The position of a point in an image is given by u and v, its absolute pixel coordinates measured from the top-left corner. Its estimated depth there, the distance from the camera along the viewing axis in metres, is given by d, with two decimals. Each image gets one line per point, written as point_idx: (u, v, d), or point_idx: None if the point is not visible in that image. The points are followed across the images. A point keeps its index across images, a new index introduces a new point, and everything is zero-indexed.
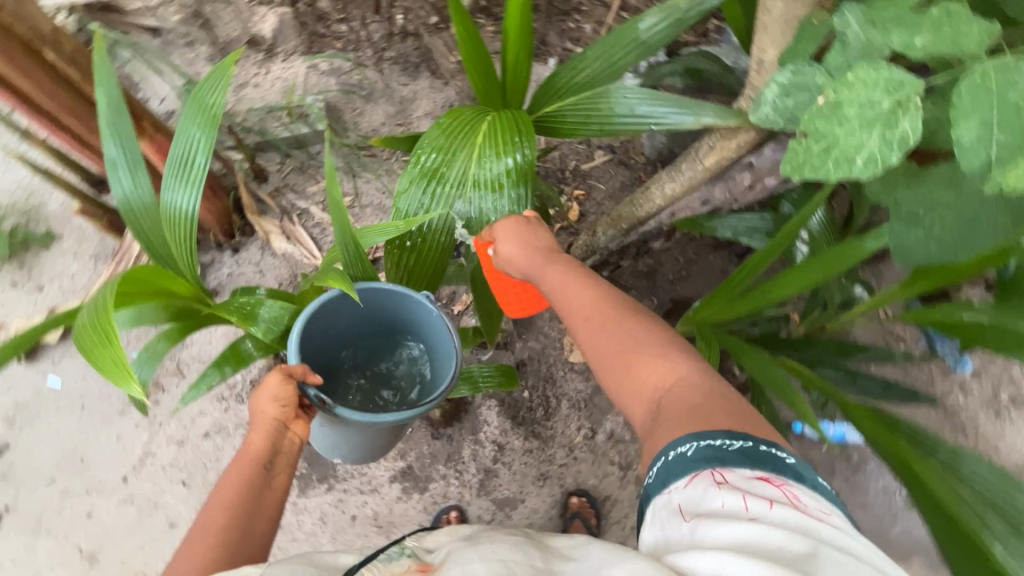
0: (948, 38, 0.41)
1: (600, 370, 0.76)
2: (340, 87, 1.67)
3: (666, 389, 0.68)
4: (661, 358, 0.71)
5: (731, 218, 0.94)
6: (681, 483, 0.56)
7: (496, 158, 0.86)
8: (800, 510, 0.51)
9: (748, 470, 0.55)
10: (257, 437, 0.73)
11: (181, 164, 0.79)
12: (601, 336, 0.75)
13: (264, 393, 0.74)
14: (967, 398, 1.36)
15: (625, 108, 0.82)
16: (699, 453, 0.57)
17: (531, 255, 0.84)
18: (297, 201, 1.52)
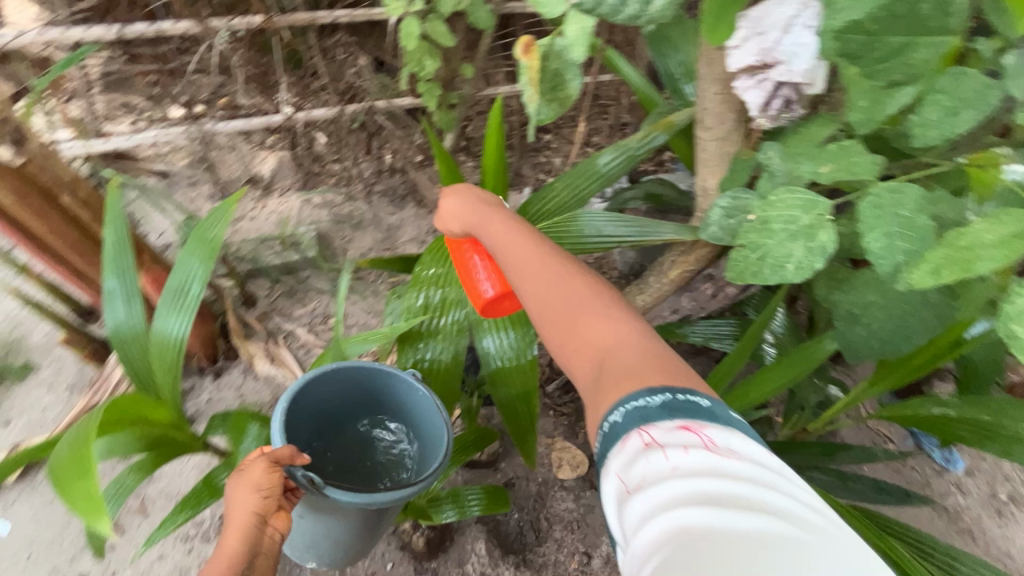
0: (847, 167, 0.53)
1: (544, 330, 0.68)
2: (331, 217, 1.79)
3: (615, 347, 0.61)
4: (615, 318, 0.64)
5: (700, 325, 0.98)
6: (616, 449, 0.51)
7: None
8: (718, 448, 0.47)
9: (669, 422, 0.50)
10: (233, 542, 0.68)
11: (176, 294, 0.82)
12: (546, 292, 0.67)
13: (244, 485, 0.70)
14: (966, 498, 1.33)
15: (592, 230, 0.90)
16: (629, 415, 0.52)
17: (474, 212, 0.77)
18: (284, 323, 1.57)
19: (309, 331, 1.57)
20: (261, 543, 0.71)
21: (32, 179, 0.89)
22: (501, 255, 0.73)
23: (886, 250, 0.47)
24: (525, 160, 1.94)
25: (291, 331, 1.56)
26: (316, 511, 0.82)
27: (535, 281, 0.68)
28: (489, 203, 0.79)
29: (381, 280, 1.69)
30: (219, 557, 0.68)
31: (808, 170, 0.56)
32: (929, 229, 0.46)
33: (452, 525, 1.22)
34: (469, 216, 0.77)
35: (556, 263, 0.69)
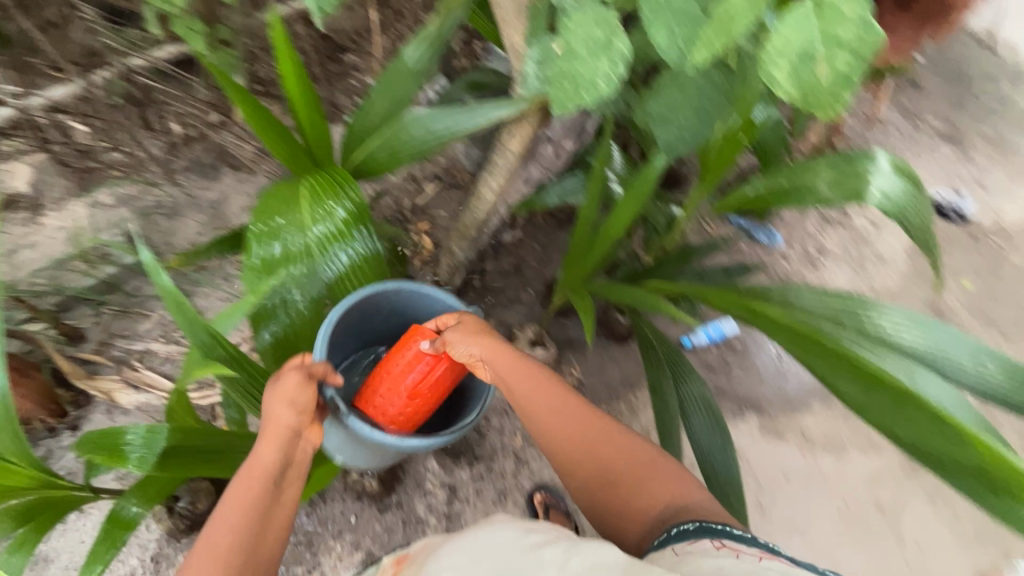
0: None
1: (545, 439, 0.84)
2: (136, 213, 1.53)
3: (669, 504, 0.74)
4: (653, 469, 0.78)
5: (554, 187, 1.04)
6: (685, 544, 0.64)
7: (322, 220, 0.84)
8: (780, 560, 0.57)
9: (747, 547, 0.60)
10: (269, 449, 0.74)
11: None
12: (537, 392, 0.84)
13: (280, 396, 0.78)
14: (789, 263, 1.66)
15: (425, 129, 0.88)
16: (696, 527, 0.66)
17: (478, 345, 0.86)
18: (132, 344, 1.38)
19: (167, 342, 1.39)
20: (290, 452, 0.77)
21: None
22: (510, 393, 0.85)
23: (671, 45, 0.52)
24: (335, 86, 1.77)
25: (145, 349, 1.38)
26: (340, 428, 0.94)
27: (536, 392, 0.84)
28: (487, 334, 0.89)
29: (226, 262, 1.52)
30: (254, 462, 0.73)
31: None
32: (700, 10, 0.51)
33: (399, 457, 1.25)
34: (476, 343, 0.86)
35: (586, 415, 0.83)
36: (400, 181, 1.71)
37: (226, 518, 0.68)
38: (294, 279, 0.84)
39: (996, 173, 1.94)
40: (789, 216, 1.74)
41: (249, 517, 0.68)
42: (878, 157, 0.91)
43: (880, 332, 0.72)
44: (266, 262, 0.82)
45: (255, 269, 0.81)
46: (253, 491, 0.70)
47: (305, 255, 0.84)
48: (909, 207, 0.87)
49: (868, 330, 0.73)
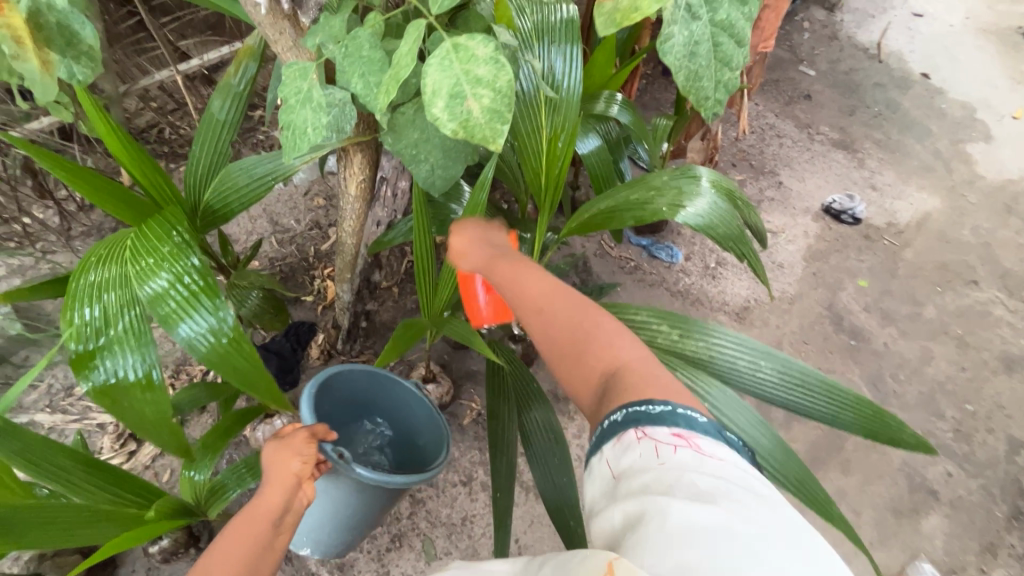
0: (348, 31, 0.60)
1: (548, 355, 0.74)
2: (28, 283, 1.52)
3: (618, 368, 0.65)
4: (610, 343, 0.69)
5: (401, 224, 1.06)
6: (610, 444, 0.54)
7: (156, 270, 0.77)
8: (704, 449, 0.49)
9: (666, 430, 0.51)
10: (279, 492, 0.75)
11: None
12: (536, 282, 0.77)
13: (288, 449, 0.80)
14: (690, 277, 1.69)
15: (251, 173, 0.90)
16: (625, 415, 0.55)
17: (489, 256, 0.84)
18: (15, 417, 1.34)
19: (51, 412, 1.35)
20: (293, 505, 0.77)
21: None
22: (518, 297, 0.77)
23: None
24: None
25: (29, 420, 1.34)
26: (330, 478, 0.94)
27: (535, 297, 0.75)
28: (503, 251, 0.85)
29: None
30: (260, 505, 0.73)
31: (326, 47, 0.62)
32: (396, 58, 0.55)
33: None
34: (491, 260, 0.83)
35: (559, 305, 0.73)
36: (304, 229, 1.73)
37: (230, 559, 0.67)
38: (124, 334, 0.75)
39: (887, 174, 2.02)
40: (688, 232, 1.79)
41: (251, 564, 0.68)
42: (698, 176, 0.97)
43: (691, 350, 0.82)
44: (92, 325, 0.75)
45: (87, 330, 0.75)
46: (259, 531, 0.71)
47: (133, 308, 0.77)
48: (716, 222, 0.92)
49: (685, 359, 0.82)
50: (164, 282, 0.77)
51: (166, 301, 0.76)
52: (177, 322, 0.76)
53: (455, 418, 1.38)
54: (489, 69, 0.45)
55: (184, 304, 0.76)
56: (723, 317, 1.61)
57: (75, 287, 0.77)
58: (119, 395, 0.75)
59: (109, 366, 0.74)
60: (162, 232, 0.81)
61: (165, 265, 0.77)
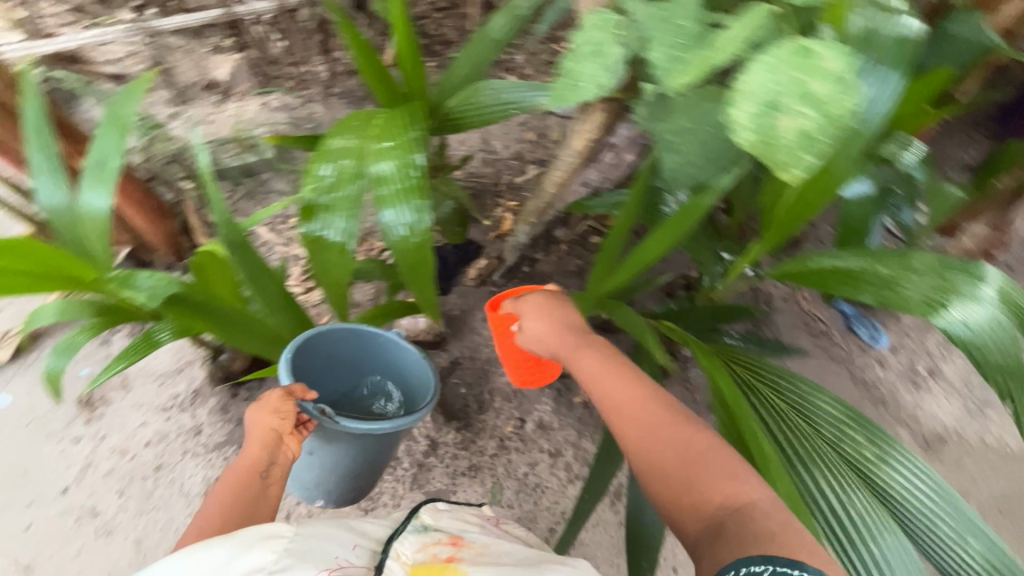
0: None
1: (646, 469, 0.72)
2: (289, 121, 1.83)
3: (744, 508, 0.62)
4: (719, 466, 0.67)
5: (605, 195, 1.01)
6: None
7: (389, 155, 0.87)
8: None
9: None
10: (256, 445, 0.83)
11: (98, 168, 0.88)
12: (644, 416, 0.74)
13: (263, 408, 0.85)
14: (886, 371, 1.42)
15: (494, 97, 0.93)
16: (772, 572, 0.53)
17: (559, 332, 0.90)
18: (246, 223, 1.64)
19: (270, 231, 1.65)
20: (275, 456, 0.84)
21: None
22: (604, 402, 0.79)
23: None
24: None
25: (254, 230, 1.64)
26: (326, 438, 0.96)
27: (636, 419, 0.75)
28: (575, 324, 0.92)
29: None
30: (245, 459, 0.83)
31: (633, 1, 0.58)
32: None
33: None
34: (561, 337, 0.89)
35: (659, 416, 0.73)
36: (507, 157, 1.79)
37: (215, 507, 0.78)
38: (344, 200, 0.87)
39: None
40: (908, 321, 1.49)
41: (238, 508, 0.78)
42: (983, 279, 0.78)
43: (867, 476, 0.76)
44: (326, 183, 0.87)
45: (319, 183, 0.87)
46: (245, 475, 0.80)
47: (359, 180, 0.88)
48: (993, 348, 0.75)
49: (865, 472, 0.76)
50: (391, 169, 0.87)
51: (387, 184, 0.87)
52: (387, 205, 0.87)
53: (567, 391, 1.38)
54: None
55: (401, 195, 0.87)
56: (904, 434, 1.33)
57: (324, 145, 0.89)
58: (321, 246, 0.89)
59: (323, 221, 0.88)
60: (402, 122, 0.91)
61: (397, 152, 0.87)
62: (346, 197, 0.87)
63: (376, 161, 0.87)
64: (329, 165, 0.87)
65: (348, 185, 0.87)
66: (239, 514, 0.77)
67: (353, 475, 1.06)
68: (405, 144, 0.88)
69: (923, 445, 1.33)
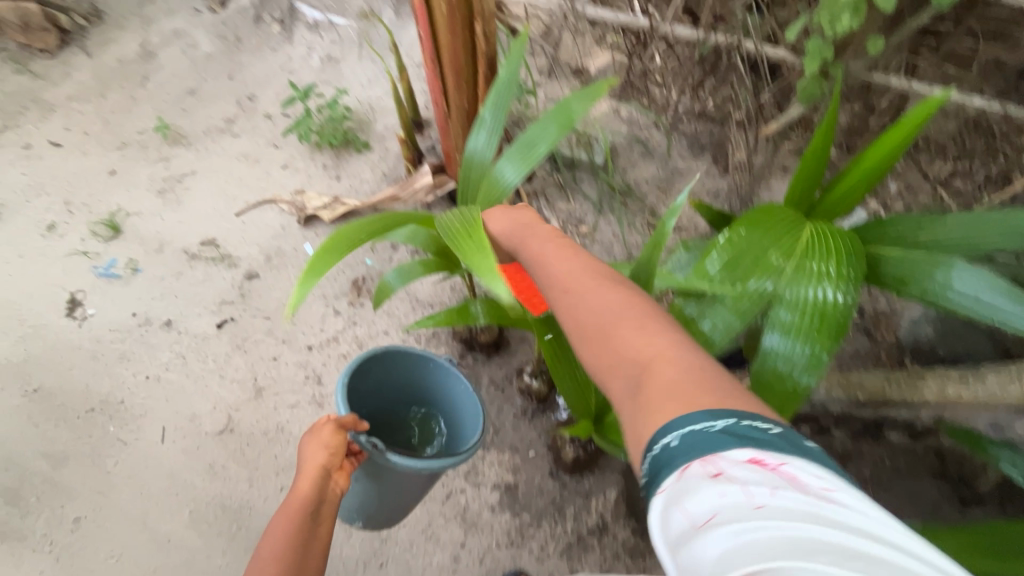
0: None
1: (580, 349, 0.66)
2: (628, 135, 1.82)
3: (649, 365, 0.57)
4: (650, 327, 0.61)
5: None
6: (673, 477, 0.45)
7: (813, 280, 0.76)
8: (808, 490, 0.39)
9: (741, 452, 0.43)
10: (307, 483, 0.87)
11: (524, 147, 0.91)
12: (582, 307, 0.66)
13: (315, 442, 0.89)
14: None
15: (969, 289, 0.73)
16: (685, 438, 0.46)
17: (515, 234, 0.80)
18: (545, 208, 1.69)
19: (560, 226, 1.67)
20: (324, 491, 0.88)
21: None
22: (544, 281, 0.73)
23: None
24: None
25: (547, 218, 1.68)
26: (371, 475, 0.99)
27: (567, 298, 0.68)
28: (532, 225, 0.81)
29: (641, 215, 1.69)
30: (295, 496, 0.87)
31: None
32: None
33: (600, 459, 1.27)
34: (514, 235, 0.80)
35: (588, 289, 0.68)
36: None
37: (275, 540, 0.84)
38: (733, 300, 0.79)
39: None
40: None
41: (291, 546, 0.83)
42: None
43: None
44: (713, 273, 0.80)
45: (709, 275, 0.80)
46: (296, 520, 0.85)
47: (758, 284, 0.78)
48: None
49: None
50: (807, 300, 0.76)
51: (792, 310, 0.76)
52: (773, 328, 0.77)
53: None
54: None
55: (799, 329, 0.75)
56: None
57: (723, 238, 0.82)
58: (685, 322, 0.81)
59: (701, 310, 0.81)
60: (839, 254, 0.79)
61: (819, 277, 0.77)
62: (737, 295, 0.79)
63: (798, 285, 0.77)
64: (717, 262, 0.81)
65: (752, 287, 0.78)
66: (291, 556, 0.83)
67: (394, 506, 1.08)
68: (822, 275, 0.77)
69: None
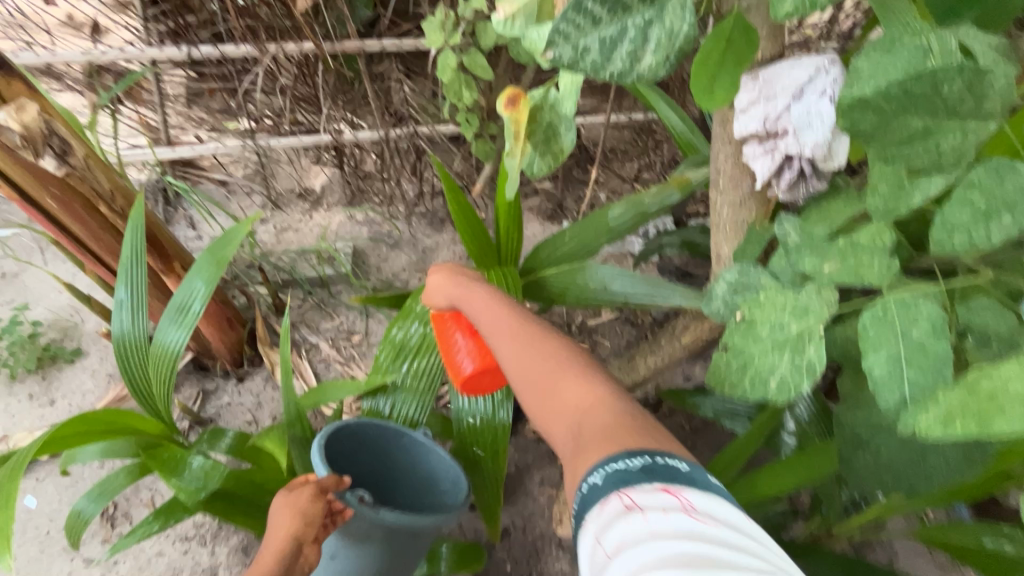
0: (852, 268, 0.46)
1: (524, 398, 0.70)
2: (370, 235, 1.85)
3: (591, 403, 0.64)
4: (580, 374, 0.68)
5: (715, 396, 0.89)
6: (595, 509, 0.51)
7: None
8: (693, 506, 0.48)
9: (647, 483, 0.51)
10: (269, 559, 0.78)
11: (178, 311, 0.85)
12: (524, 356, 0.71)
13: (288, 509, 0.79)
14: None
15: (599, 284, 0.85)
16: (606, 477, 0.53)
17: (456, 281, 0.81)
18: (309, 335, 1.62)
19: (331, 346, 1.60)
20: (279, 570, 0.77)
21: (74, 189, 0.94)
22: (483, 327, 0.76)
23: None
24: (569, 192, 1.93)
25: (315, 343, 1.60)
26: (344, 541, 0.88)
27: (514, 338, 0.72)
28: (470, 276, 0.84)
29: None
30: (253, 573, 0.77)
31: (810, 266, 0.49)
32: (948, 358, 0.38)
33: None
34: (453, 284, 0.81)
35: (526, 325, 0.74)
36: None
37: None
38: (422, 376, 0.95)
39: None
40: None
41: None
42: None
43: None
44: (402, 353, 0.95)
45: (402, 357, 0.95)
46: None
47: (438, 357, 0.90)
48: None
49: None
50: None
51: None
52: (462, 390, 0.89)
53: None
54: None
55: (476, 387, 0.95)
56: None
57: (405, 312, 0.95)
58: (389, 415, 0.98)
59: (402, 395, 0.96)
60: None
61: None
62: (420, 373, 0.96)
63: None
64: (402, 337, 0.95)
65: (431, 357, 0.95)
66: None
67: None
68: None
69: None
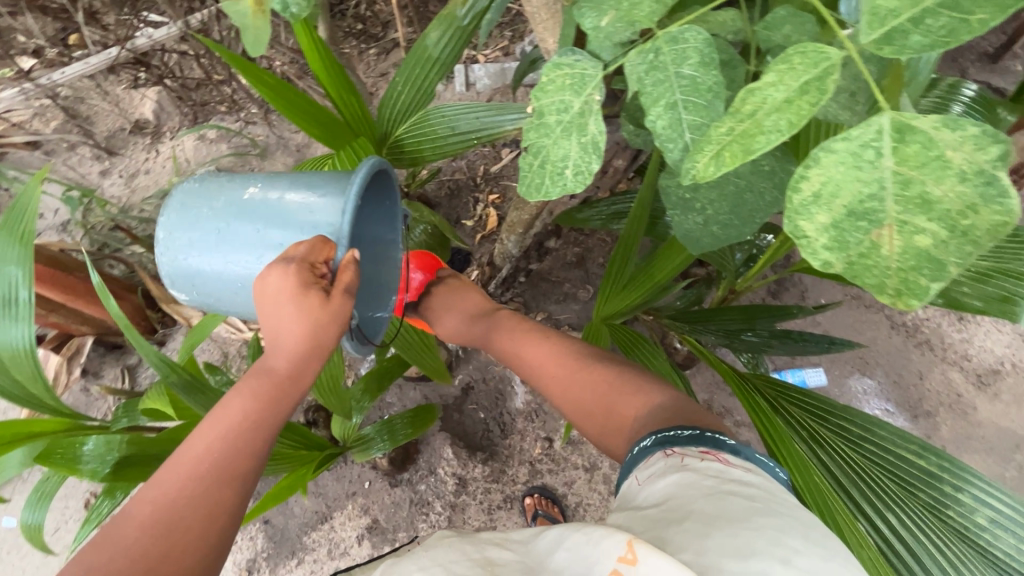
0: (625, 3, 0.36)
1: (564, 404, 0.78)
2: (231, 150, 1.59)
3: (632, 405, 0.70)
4: (613, 378, 0.74)
5: (601, 204, 0.93)
6: (640, 466, 0.58)
7: None
8: (728, 463, 0.53)
9: (694, 448, 0.56)
10: (285, 368, 0.61)
11: (5, 305, 0.75)
12: (573, 388, 0.77)
13: (297, 313, 0.61)
14: (929, 310, 1.27)
15: (451, 127, 0.83)
16: (655, 439, 0.59)
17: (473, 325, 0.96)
18: None
19: None
20: (311, 374, 0.63)
21: None
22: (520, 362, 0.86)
23: (670, 129, 0.33)
24: None
25: None
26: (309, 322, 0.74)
27: (556, 368, 0.80)
28: (478, 311, 0.97)
29: None
30: (273, 379, 0.60)
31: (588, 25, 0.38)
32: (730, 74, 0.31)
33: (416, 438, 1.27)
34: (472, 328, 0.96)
35: (562, 356, 0.81)
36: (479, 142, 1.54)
37: (226, 431, 0.56)
38: None
39: None
40: None
41: (242, 452, 0.56)
42: None
43: (967, 522, 0.56)
44: None
45: None
46: (263, 413, 0.58)
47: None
48: None
49: (956, 521, 0.56)
50: None
51: None
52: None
53: None
54: (959, 192, 0.23)
55: None
56: (955, 376, 1.21)
57: None
58: None
59: None
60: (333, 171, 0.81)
61: None
62: None
63: None
64: None
65: None
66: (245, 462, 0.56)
67: None
68: None
69: (976, 384, 1.21)
